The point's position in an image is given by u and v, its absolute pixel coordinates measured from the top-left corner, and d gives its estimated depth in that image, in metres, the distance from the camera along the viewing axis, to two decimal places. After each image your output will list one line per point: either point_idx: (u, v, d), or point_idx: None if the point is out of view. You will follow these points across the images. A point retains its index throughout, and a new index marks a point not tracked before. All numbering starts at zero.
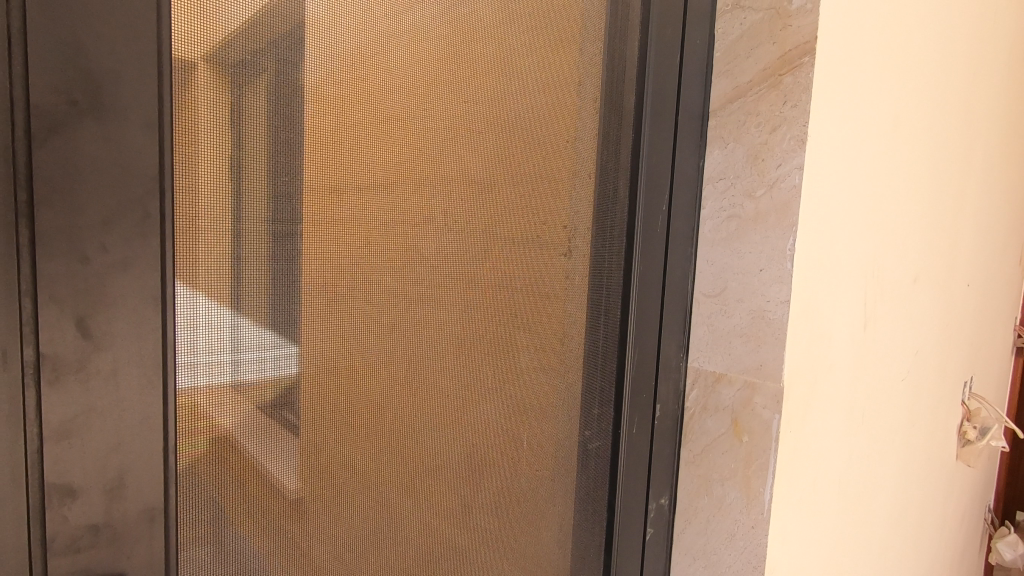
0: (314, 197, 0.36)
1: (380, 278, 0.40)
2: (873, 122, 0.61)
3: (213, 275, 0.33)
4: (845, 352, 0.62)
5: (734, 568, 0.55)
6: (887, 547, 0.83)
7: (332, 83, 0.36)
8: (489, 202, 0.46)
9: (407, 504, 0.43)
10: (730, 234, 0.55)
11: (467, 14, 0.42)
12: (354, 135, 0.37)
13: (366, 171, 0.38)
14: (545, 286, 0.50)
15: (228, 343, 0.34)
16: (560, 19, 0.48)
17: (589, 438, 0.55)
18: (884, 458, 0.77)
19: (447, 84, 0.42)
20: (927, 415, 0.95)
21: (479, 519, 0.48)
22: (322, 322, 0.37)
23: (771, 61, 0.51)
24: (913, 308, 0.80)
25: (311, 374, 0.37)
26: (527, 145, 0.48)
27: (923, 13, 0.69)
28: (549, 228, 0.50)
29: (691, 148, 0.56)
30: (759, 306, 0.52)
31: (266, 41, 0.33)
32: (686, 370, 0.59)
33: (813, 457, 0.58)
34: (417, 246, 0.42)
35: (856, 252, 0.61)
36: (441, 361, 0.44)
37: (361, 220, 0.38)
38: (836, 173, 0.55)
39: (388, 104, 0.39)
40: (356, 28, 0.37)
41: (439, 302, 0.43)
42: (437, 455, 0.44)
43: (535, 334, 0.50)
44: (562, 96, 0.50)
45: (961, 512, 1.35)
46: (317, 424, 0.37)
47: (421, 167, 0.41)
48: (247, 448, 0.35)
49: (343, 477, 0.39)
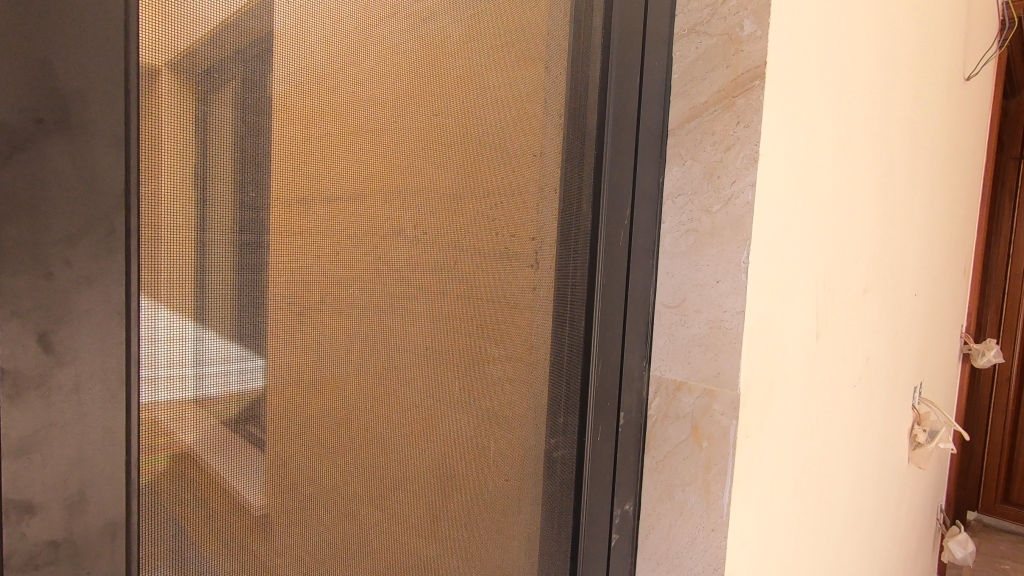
0: (283, 210, 0.37)
1: (348, 289, 0.40)
2: (823, 140, 0.65)
3: (177, 288, 0.32)
4: (799, 359, 0.65)
5: (695, 571, 0.56)
6: (843, 547, 0.86)
7: (301, 97, 0.37)
8: (456, 215, 0.47)
9: (376, 516, 0.43)
10: (688, 247, 0.57)
11: (436, 31, 0.44)
12: (324, 150, 0.38)
13: (335, 185, 0.39)
14: (512, 297, 0.51)
15: (192, 357, 0.34)
16: (526, 38, 0.50)
17: (555, 446, 0.56)
18: (839, 462, 0.80)
19: (415, 99, 0.43)
20: (880, 421, 0.99)
21: (447, 529, 0.49)
22: (291, 333, 0.38)
23: (726, 83, 0.54)
24: (863, 317, 0.84)
25: (279, 384, 0.37)
26: (494, 160, 0.49)
27: (867, 40, 0.74)
28: (516, 241, 0.51)
29: (652, 164, 0.58)
30: (717, 316, 0.55)
31: (238, 59, 0.34)
32: (649, 379, 0.61)
33: (769, 461, 0.60)
34: (386, 259, 0.42)
35: (808, 264, 0.65)
36: (409, 371, 0.45)
37: (331, 233, 0.39)
38: (787, 189, 0.58)
39: (357, 119, 0.40)
40: (326, 44, 0.38)
41: (407, 313, 0.44)
42: (405, 465, 0.45)
43: (502, 344, 0.51)
44: (528, 112, 0.51)
45: (915, 513, 1.42)
46: (285, 435, 0.38)
47: (390, 181, 0.42)
48: (210, 464, 0.35)
49: (310, 488, 0.39)
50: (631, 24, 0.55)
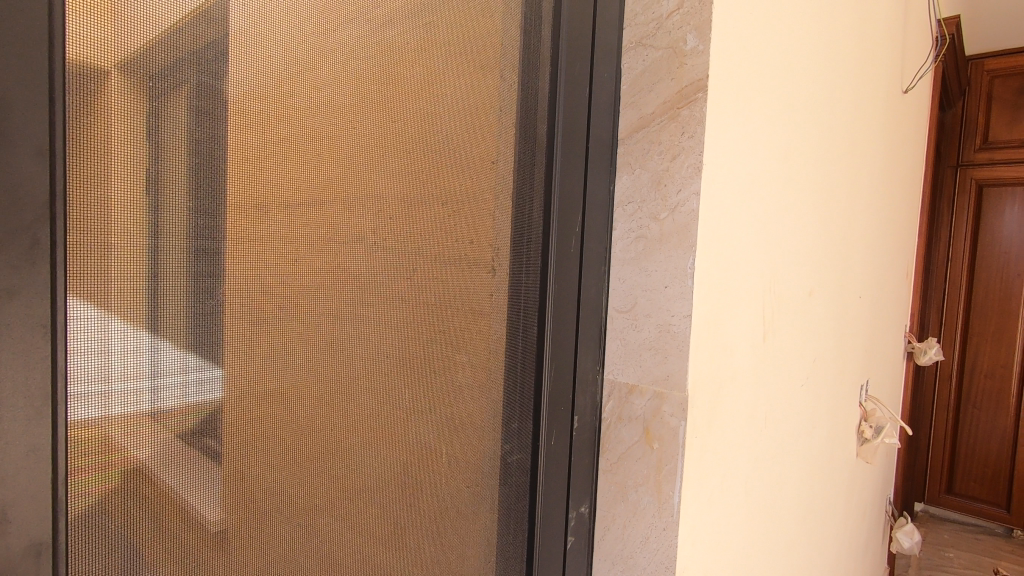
0: (238, 218, 0.36)
1: (308, 297, 0.40)
2: (766, 149, 0.67)
3: (121, 296, 0.31)
4: (747, 360, 0.67)
5: (649, 570, 0.58)
6: (794, 542, 0.89)
7: (255, 102, 0.36)
8: (416, 221, 0.47)
9: (337, 526, 0.43)
10: (638, 253, 0.59)
11: (395, 37, 0.44)
12: (280, 156, 0.38)
13: (292, 192, 0.39)
14: (470, 303, 0.52)
15: (148, 369, 0.33)
16: (479, 46, 0.51)
17: (509, 451, 0.56)
18: (788, 459, 0.83)
19: (373, 105, 0.43)
20: (827, 417, 1.03)
21: (408, 537, 0.48)
22: (248, 343, 0.37)
23: (670, 95, 0.56)
24: (809, 318, 0.88)
25: (236, 395, 0.37)
26: (452, 167, 0.49)
27: (807, 53, 0.77)
28: (474, 248, 0.52)
29: (603, 172, 0.60)
30: (665, 320, 0.56)
31: (190, 64, 0.33)
32: (603, 382, 0.62)
33: (719, 459, 0.62)
34: (346, 266, 0.42)
35: (754, 268, 0.67)
36: (370, 378, 0.44)
37: (289, 241, 0.39)
38: (732, 196, 0.61)
39: (316, 125, 0.39)
40: (283, 50, 0.38)
41: (368, 320, 0.44)
42: (366, 474, 0.45)
43: (462, 349, 0.51)
44: (483, 119, 0.52)
45: (864, 506, 1.48)
46: (241, 446, 0.37)
47: (348, 187, 0.42)
48: (162, 478, 0.34)
49: (268, 501, 0.39)
50: (580, 36, 0.56)
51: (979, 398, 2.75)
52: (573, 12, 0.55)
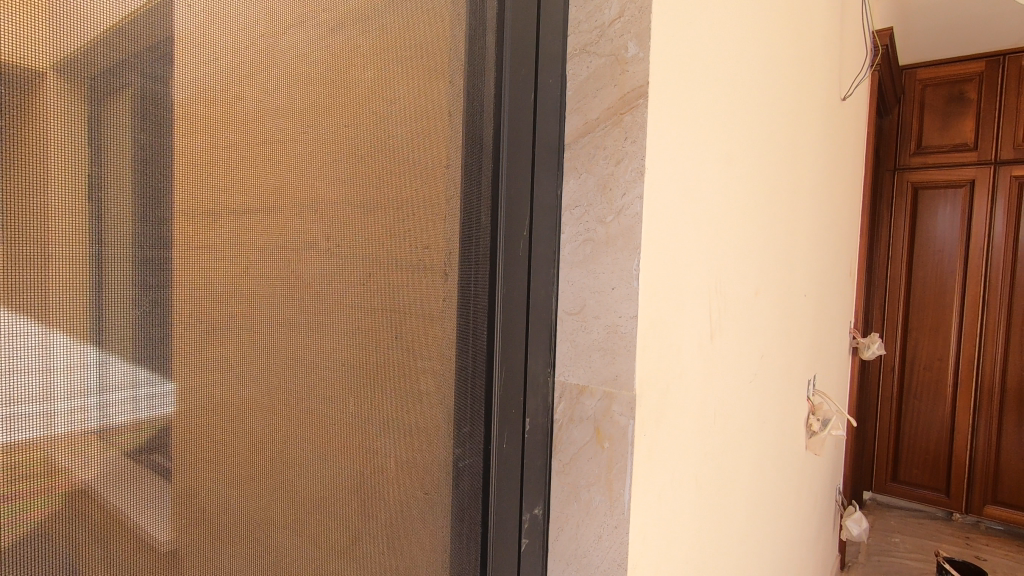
0: (188, 223, 0.35)
1: (261, 304, 0.39)
2: (709, 154, 0.70)
3: (60, 308, 0.29)
4: (695, 359, 0.69)
5: (602, 568, 0.58)
6: (744, 534, 0.92)
7: (202, 104, 0.35)
8: (371, 227, 0.46)
9: (290, 539, 0.42)
10: (586, 255, 0.60)
11: (346, 40, 0.43)
12: (231, 160, 0.37)
13: (244, 196, 0.38)
14: (425, 308, 0.52)
15: (95, 385, 0.31)
16: (431, 50, 0.51)
17: (461, 456, 0.56)
18: (737, 454, 0.86)
19: (326, 109, 0.43)
20: (775, 412, 1.07)
21: (364, 547, 0.48)
22: (199, 354, 0.36)
23: (614, 101, 0.57)
24: (755, 317, 0.91)
25: (186, 408, 0.35)
26: (406, 171, 0.49)
27: (748, 63, 0.81)
28: (429, 252, 0.52)
29: (551, 176, 0.61)
30: (613, 321, 0.58)
31: (133, 62, 0.32)
32: (554, 384, 0.63)
33: (669, 456, 0.64)
34: (299, 273, 0.41)
35: (700, 270, 0.70)
36: (327, 386, 0.44)
37: (240, 247, 0.38)
38: (676, 200, 0.63)
39: (265, 128, 0.39)
40: (231, 50, 0.37)
41: (324, 327, 0.43)
42: (323, 485, 0.44)
43: (417, 354, 0.51)
44: (434, 124, 0.52)
45: (813, 497, 1.54)
46: (190, 462, 0.36)
47: (300, 193, 0.41)
48: (110, 500, 0.32)
49: (217, 517, 0.38)
50: (526, 42, 0.57)
51: (919, 390, 2.89)
52: (518, 18, 0.56)
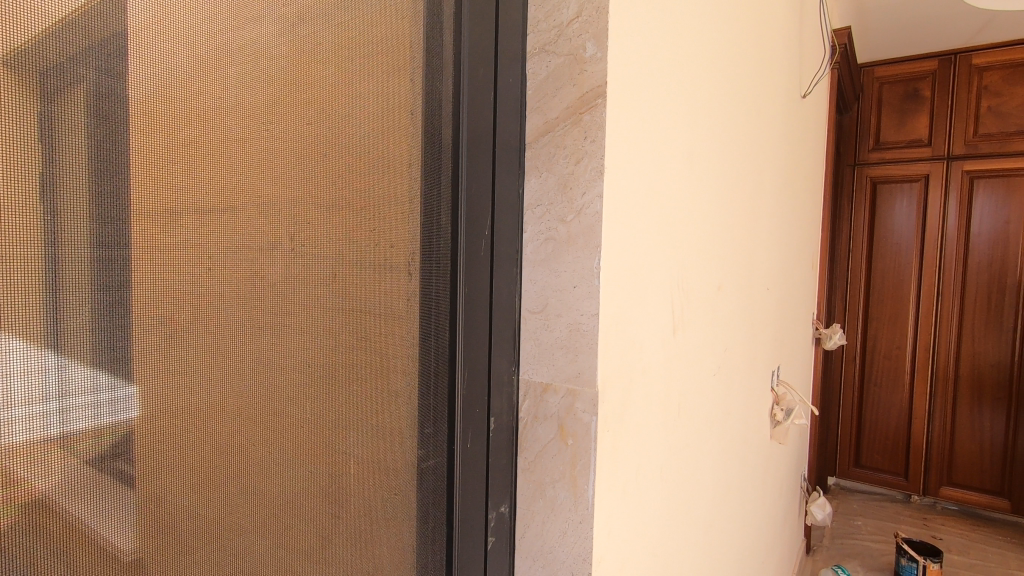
0: (148, 223, 0.34)
1: (226, 307, 0.38)
2: (671, 153, 0.72)
3: (15, 311, 0.28)
4: (659, 353, 0.71)
5: (567, 563, 0.59)
6: (710, 524, 0.95)
7: (162, 101, 0.34)
8: (335, 227, 0.46)
9: (254, 547, 0.41)
10: (548, 254, 0.60)
11: (308, 38, 0.43)
12: (190, 160, 0.36)
13: (203, 196, 0.36)
14: (392, 308, 0.51)
15: (54, 390, 0.30)
16: (395, 47, 0.50)
17: (425, 457, 0.56)
18: (702, 445, 0.88)
19: (290, 106, 0.42)
20: (740, 403, 1.10)
21: (332, 550, 0.47)
22: (161, 359, 0.35)
23: (573, 100, 0.58)
24: (719, 311, 0.94)
25: (150, 413, 0.34)
26: (372, 170, 0.49)
27: (708, 62, 0.83)
28: (395, 251, 0.51)
29: (512, 175, 0.61)
30: (575, 319, 0.58)
31: (88, 56, 0.31)
32: (519, 382, 0.64)
33: (633, 450, 0.65)
34: (261, 275, 0.40)
35: (662, 266, 0.71)
36: (294, 389, 0.43)
37: (203, 248, 0.37)
38: (637, 197, 0.64)
39: (224, 125, 0.38)
40: (191, 44, 0.36)
41: (291, 329, 0.43)
42: (288, 491, 0.43)
43: (383, 354, 0.51)
44: (399, 121, 0.51)
45: (777, 485, 1.59)
46: (154, 469, 0.35)
47: (264, 192, 0.40)
48: (72, 510, 0.31)
49: (181, 525, 0.37)
50: (485, 41, 0.57)
51: (879, 378, 2.99)
52: (476, 16, 0.56)
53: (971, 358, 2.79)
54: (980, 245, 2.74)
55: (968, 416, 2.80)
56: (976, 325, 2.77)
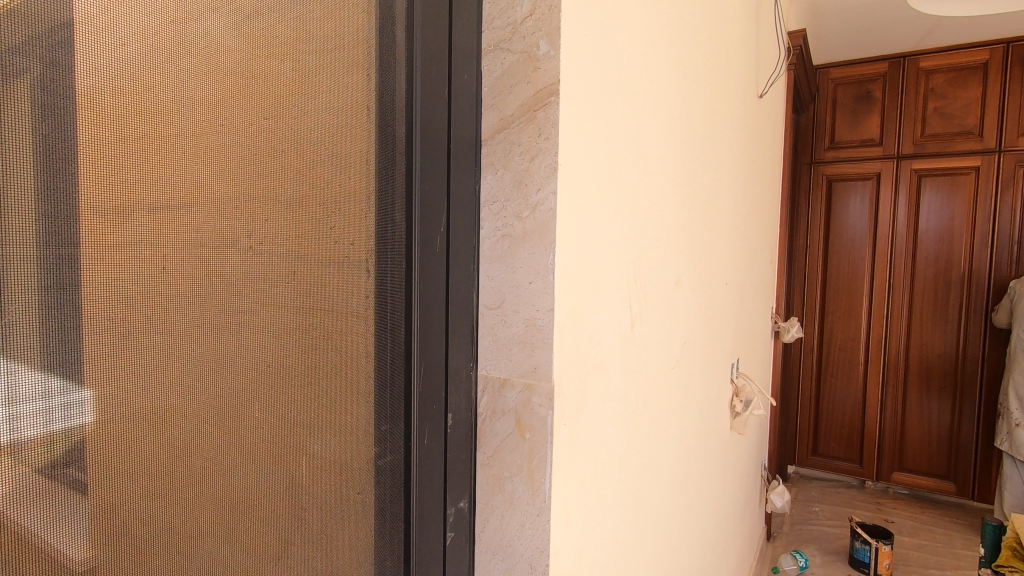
0: (98, 222, 0.33)
1: (180, 306, 0.37)
2: (627, 151, 0.73)
3: None
4: (617, 347, 0.72)
5: (526, 556, 0.60)
6: (670, 514, 0.97)
7: (111, 95, 0.33)
8: (293, 225, 0.45)
9: (212, 552, 0.40)
10: (504, 250, 0.61)
11: (263, 30, 0.42)
12: (142, 156, 0.35)
13: (155, 194, 0.36)
14: (351, 305, 0.51)
15: (3, 396, 0.29)
16: (353, 42, 0.50)
17: (382, 455, 0.55)
18: (661, 436, 0.91)
19: (245, 100, 0.41)
20: (698, 396, 1.13)
21: (290, 550, 0.47)
22: (114, 361, 0.34)
23: (527, 98, 0.58)
24: (677, 306, 0.96)
25: (102, 417, 0.33)
26: (330, 166, 0.48)
27: (664, 62, 0.85)
28: (355, 248, 0.51)
29: (468, 172, 0.61)
30: (531, 314, 0.59)
31: (33, 48, 0.29)
32: (477, 377, 0.64)
33: (591, 443, 0.66)
34: (216, 274, 0.40)
35: (619, 262, 0.72)
36: (253, 389, 0.43)
37: (155, 246, 0.36)
38: (593, 194, 0.65)
39: (177, 119, 0.37)
40: (141, 36, 0.34)
41: (249, 328, 0.42)
42: (246, 493, 0.43)
43: (342, 352, 0.50)
44: (357, 117, 0.51)
45: (737, 474, 1.63)
46: (106, 475, 0.34)
47: (219, 189, 0.40)
48: (21, 521, 0.30)
49: (135, 531, 0.36)
50: (440, 37, 0.57)
51: (836, 369, 3.10)
52: (431, 12, 0.56)
53: (920, 349, 2.91)
54: (928, 241, 2.86)
55: (917, 404, 2.93)
56: (924, 317, 2.90)
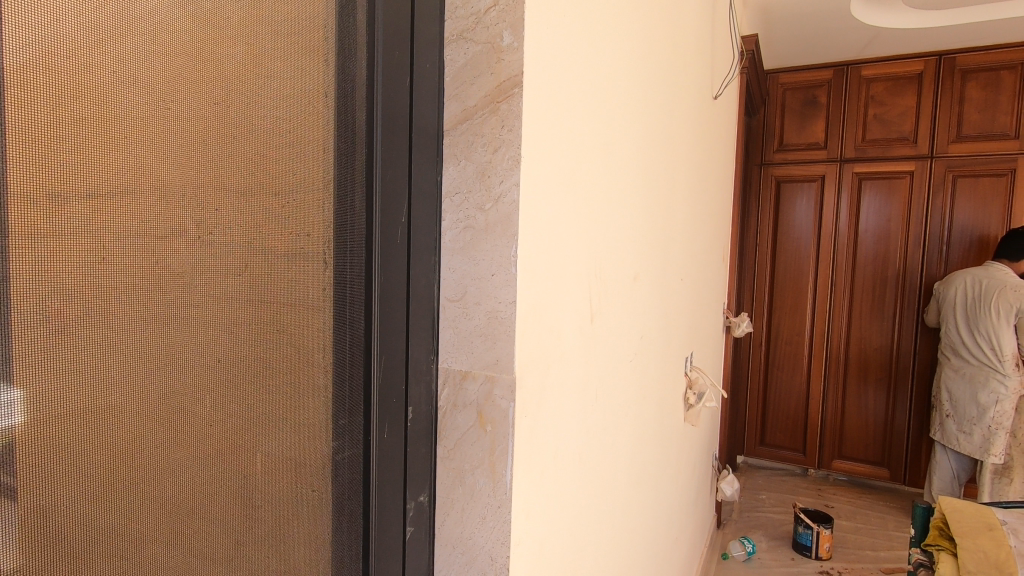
0: (31, 207, 0.30)
1: (124, 297, 0.35)
2: (587, 146, 0.74)
3: None
4: (576, 340, 0.73)
5: (486, 548, 0.60)
6: (626, 505, 0.99)
7: (46, 71, 0.31)
8: (245, 215, 0.44)
9: (161, 554, 0.39)
10: (466, 242, 0.61)
11: (214, 10, 0.40)
12: (80, 138, 0.33)
13: (95, 178, 0.33)
14: (307, 298, 0.49)
15: None
16: (311, 25, 0.48)
17: (340, 450, 0.54)
18: (618, 429, 0.92)
19: (194, 83, 0.39)
20: (654, 389, 1.16)
21: (243, 548, 0.45)
22: (51, 355, 0.32)
23: (491, 89, 0.58)
24: (635, 301, 0.98)
25: (36, 416, 0.31)
26: (285, 153, 0.47)
27: (624, 60, 0.86)
28: (312, 239, 0.49)
29: (429, 163, 0.61)
30: (493, 307, 0.59)
31: None
32: (438, 371, 0.64)
33: (550, 436, 0.67)
34: (163, 263, 0.38)
35: (579, 257, 0.73)
36: (201, 385, 0.41)
37: (97, 234, 0.34)
38: (553, 189, 0.65)
39: (119, 100, 0.35)
40: (78, 9, 0.32)
41: (199, 320, 0.40)
42: (196, 491, 0.41)
43: (298, 346, 0.49)
44: (314, 103, 0.49)
45: (691, 465, 1.69)
46: (41, 474, 0.31)
47: (164, 175, 0.38)
48: None
49: (75, 533, 0.34)
50: (402, 24, 0.56)
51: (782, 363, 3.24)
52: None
53: (859, 343, 3.07)
54: (867, 241, 3.02)
55: (855, 395, 3.09)
56: (863, 313, 3.05)
